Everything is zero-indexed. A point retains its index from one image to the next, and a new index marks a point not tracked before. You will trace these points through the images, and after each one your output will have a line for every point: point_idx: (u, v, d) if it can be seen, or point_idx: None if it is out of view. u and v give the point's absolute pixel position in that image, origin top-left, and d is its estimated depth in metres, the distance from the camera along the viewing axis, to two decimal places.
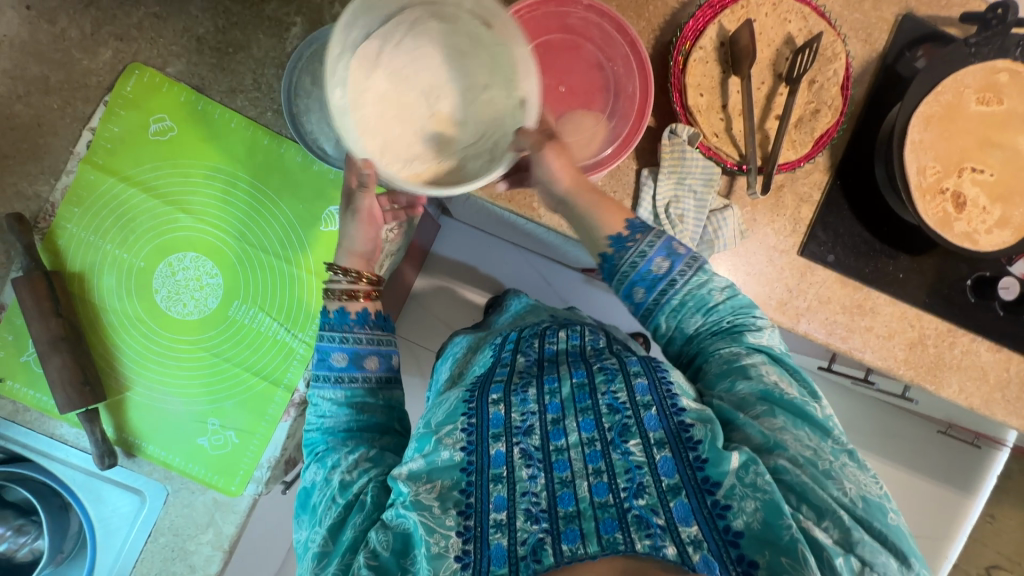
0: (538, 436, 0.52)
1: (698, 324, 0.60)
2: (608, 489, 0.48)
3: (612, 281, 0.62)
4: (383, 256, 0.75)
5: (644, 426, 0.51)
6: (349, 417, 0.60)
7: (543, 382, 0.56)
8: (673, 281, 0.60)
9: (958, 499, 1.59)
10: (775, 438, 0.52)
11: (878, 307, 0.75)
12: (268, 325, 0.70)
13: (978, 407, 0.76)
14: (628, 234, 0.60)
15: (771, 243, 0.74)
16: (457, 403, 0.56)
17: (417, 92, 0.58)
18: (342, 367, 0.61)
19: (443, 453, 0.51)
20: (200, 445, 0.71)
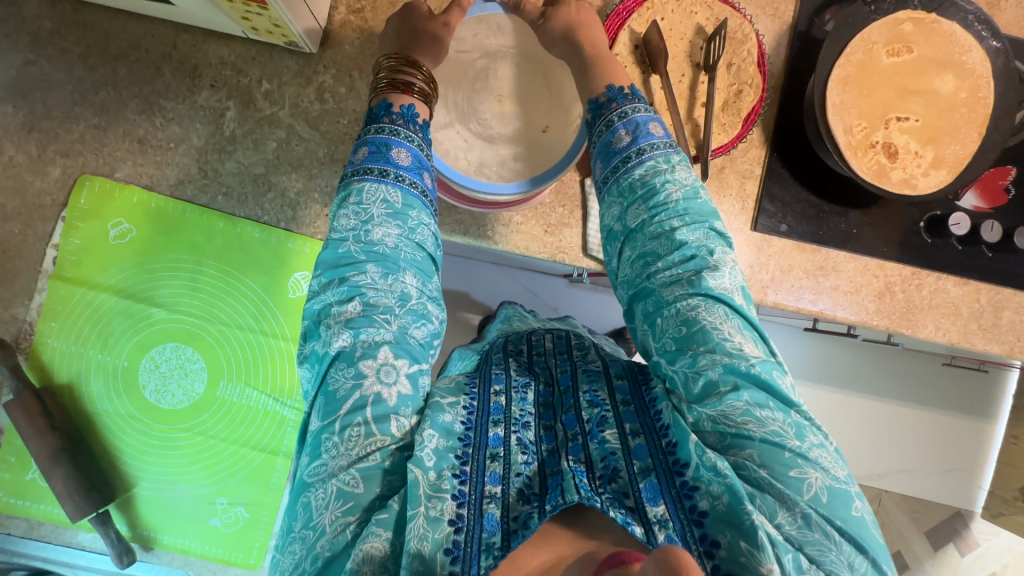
0: (533, 429, 0.53)
1: (643, 218, 0.59)
2: (586, 474, 0.49)
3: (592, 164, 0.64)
4: None
5: (621, 418, 0.53)
6: (396, 233, 0.57)
7: (535, 382, 0.58)
8: (629, 157, 0.60)
9: (977, 425, 1.61)
10: (746, 435, 0.48)
11: (840, 265, 0.77)
12: (256, 398, 0.74)
13: (958, 341, 0.78)
14: (605, 100, 0.63)
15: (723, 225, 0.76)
16: (460, 383, 0.58)
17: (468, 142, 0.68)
18: (404, 166, 0.59)
19: (446, 417, 0.52)
20: (212, 525, 0.76)
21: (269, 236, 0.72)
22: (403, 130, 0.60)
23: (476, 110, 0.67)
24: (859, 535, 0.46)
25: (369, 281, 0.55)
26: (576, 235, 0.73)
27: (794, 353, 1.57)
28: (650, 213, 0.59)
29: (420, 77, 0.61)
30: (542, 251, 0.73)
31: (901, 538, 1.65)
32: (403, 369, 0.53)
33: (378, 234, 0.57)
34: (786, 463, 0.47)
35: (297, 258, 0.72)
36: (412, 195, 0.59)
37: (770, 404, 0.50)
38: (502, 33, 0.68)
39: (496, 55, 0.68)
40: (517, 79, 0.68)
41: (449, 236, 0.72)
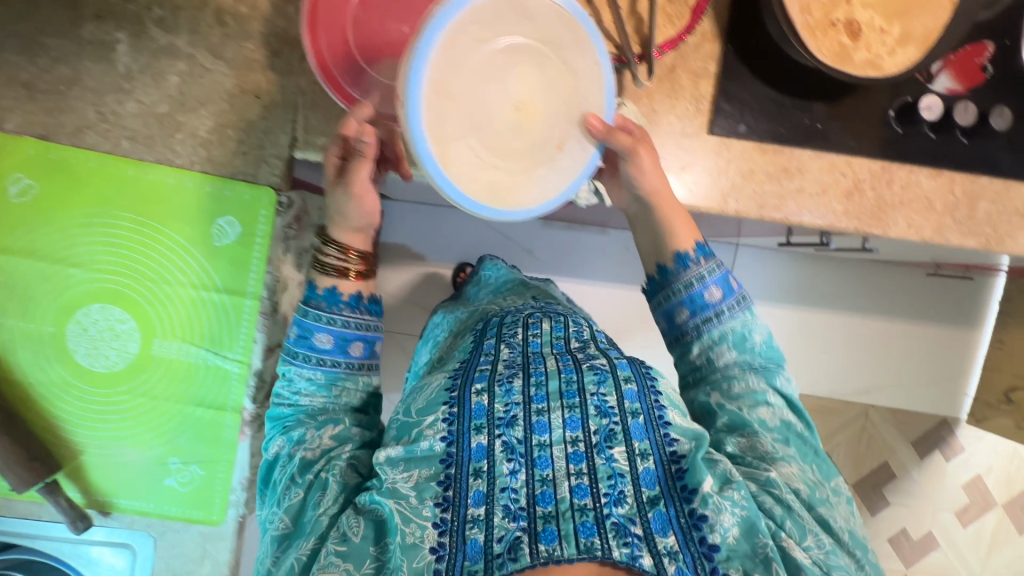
0: (520, 428, 0.54)
1: (735, 308, 0.63)
2: (588, 492, 0.51)
3: (660, 294, 0.66)
4: (291, 252, 0.72)
5: (630, 434, 0.55)
6: (324, 400, 0.63)
7: (529, 375, 0.59)
8: (722, 312, 0.63)
9: (963, 333, 1.62)
10: (780, 463, 0.57)
11: (805, 166, 0.71)
12: (194, 354, 0.69)
13: (930, 238, 0.74)
14: (693, 255, 0.65)
15: (678, 130, 0.70)
16: (440, 391, 0.59)
17: (487, 105, 0.51)
18: (324, 348, 0.62)
19: (422, 444, 0.55)
20: (169, 485, 0.73)
21: (184, 182, 0.66)
22: (325, 313, 0.63)
23: (491, 119, 0.52)
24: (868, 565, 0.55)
25: (308, 398, 0.63)
26: None
27: (772, 277, 1.58)
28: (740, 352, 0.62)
29: (349, 265, 0.63)
30: None
31: (889, 449, 1.67)
32: (327, 436, 0.60)
33: (305, 398, 0.63)
34: (812, 501, 0.55)
35: (216, 201, 0.66)
36: (339, 372, 0.63)
37: (807, 463, 0.58)
38: (536, 20, 0.51)
39: (525, 51, 0.51)
40: (543, 85, 0.53)
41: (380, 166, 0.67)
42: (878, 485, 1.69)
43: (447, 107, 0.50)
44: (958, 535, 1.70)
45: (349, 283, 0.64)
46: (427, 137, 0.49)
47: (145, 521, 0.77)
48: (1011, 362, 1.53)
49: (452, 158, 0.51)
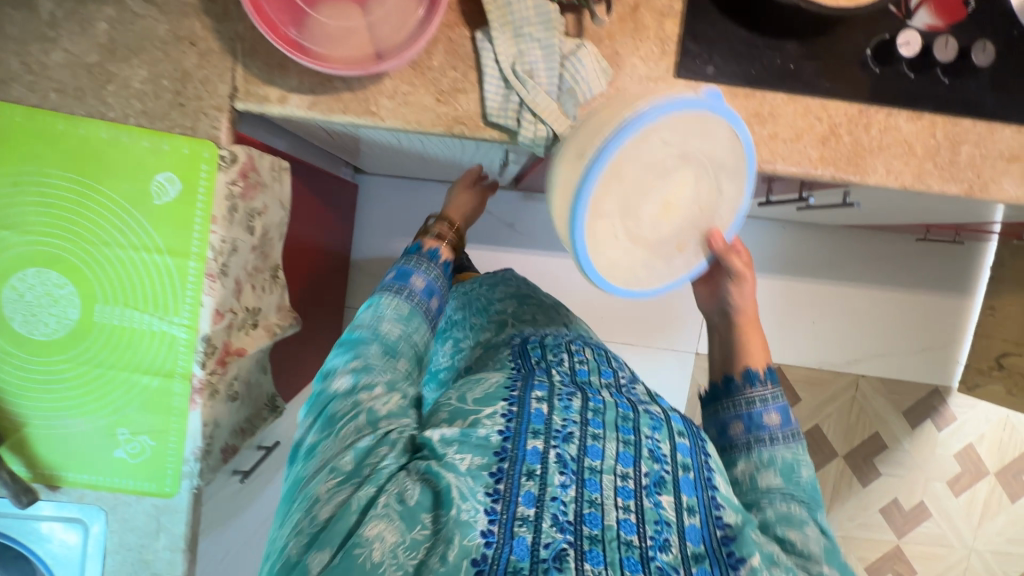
0: (574, 446, 0.58)
1: (772, 437, 0.69)
2: (635, 530, 0.53)
3: (723, 402, 0.74)
4: (241, 209, 0.68)
5: (678, 487, 0.58)
6: (400, 331, 0.75)
7: (587, 401, 0.63)
8: (774, 437, 0.69)
9: (954, 300, 1.60)
10: (825, 565, 0.57)
11: (778, 110, 0.68)
12: (138, 318, 0.64)
13: (911, 185, 0.71)
14: (763, 377, 0.73)
15: (643, 73, 0.66)
16: (499, 389, 0.63)
17: (644, 196, 0.59)
18: (420, 288, 0.84)
19: (480, 430, 0.57)
20: (118, 458, 0.66)
21: (118, 135, 0.61)
22: (421, 263, 0.87)
23: (641, 213, 0.60)
24: None
25: (370, 356, 0.68)
26: (473, 101, 0.64)
27: (760, 247, 1.55)
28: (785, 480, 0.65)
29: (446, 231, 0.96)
30: (436, 124, 0.64)
31: (879, 420, 1.65)
32: (393, 398, 0.63)
33: (386, 326, 0.74)
34: None
35: (155, 156, 0.62)
36: (417, 309, 0.81)
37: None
38: (711, 136, 0.58)
39: (692, 160, 0.59)
40: (692, 194, 0.61)
41: (328, 116, 0.63)
42: (869, 456, 1.67)
43: (609, 201, 0.58)
44: (949, 504, 1.69)
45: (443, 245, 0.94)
46: (583, 226, 0.57)
47: (95, 494, 0.67)
48: (1002, 328, 1.51)
49: (598, 237, 0.59)
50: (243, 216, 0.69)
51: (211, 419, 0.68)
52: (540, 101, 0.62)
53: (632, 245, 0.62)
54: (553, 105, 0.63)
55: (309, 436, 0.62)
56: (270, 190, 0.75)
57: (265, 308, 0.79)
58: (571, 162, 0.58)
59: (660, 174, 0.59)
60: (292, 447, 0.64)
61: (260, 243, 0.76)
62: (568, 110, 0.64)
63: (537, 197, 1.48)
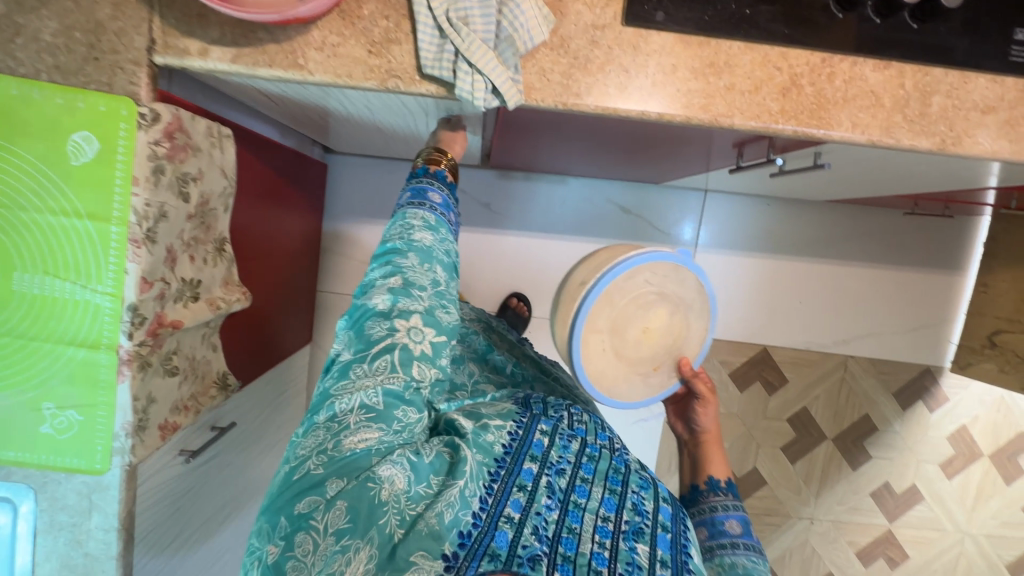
0: (564, 480, 0.62)
1: (732, 534, 0.67)
2: (607, 562, 0.54)
3: (691, 510, 0.73)
4: (171, 172, 0.64)
5: (655, 540, 0.58)
6: (431, 239, 0.66)
7: (586, 447, 0.68)
8: (735, 543, 0.66)
9: (945, 278, 1.55)
10: None
11: (734, 60, 0.64)
12: (59, 286, 0.61)
13: (879, 139, 0.66)
14: (724, 486, 0.74)
15: (589, 22, 0.62)
16: (510, 411, 0.68)
17: (632, 321, 0.77)
18: (438, 203, 0.70)
19: (489, 436, 0.61)
20: (44, 434, 0.63)
21: (28, 92, 0.58)
22: (431, 182, 0.72)
23: (627, 332, 0.78)
24: None
25: (409, 264, 0.63)
26: (406, 52, 0.60)
27: (745, 225, 1.51)
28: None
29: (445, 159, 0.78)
30: (369, 77, 0.60)
31: (869, 401, 1.61)
32: (429, 334, 0.60)
33: (417, 235, 0.65)
34: None
35: (70, 113, 0.58)
36: (444, 222, 0.69)
37: None
38: (683, 284, 0.78)
39: (667, 297, 0.78)
40: (667, 322, 0.80)
41: (254, 70, 0.59)
42: (859, 439, 1.63)
43: (603, 314, 0.75)
44: (941, 487, 1.65)
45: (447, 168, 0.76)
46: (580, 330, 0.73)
47: (23, 471, 0.64)
48: (994, 305, 1.46)
49: (592, 347, 0.75)
50: (176, 181, 0.66)
51: (141, 393, 0.65)
52: (475, 50, 0.59)
53: (619, 352, 0.78)
54: (490, 55, 0.59)
55: (341, 348, 0.62)
56: (207, 156, 0.72)
57: (207, 281, 0.76)
58: (575, 291, 0.74)
59: (647, 330, 0.78)
60: (329, 358, 0.63)
61: (201, 212, 0.73)
62: (508, 60, 0.60)
63: (513, 176, 1.44)
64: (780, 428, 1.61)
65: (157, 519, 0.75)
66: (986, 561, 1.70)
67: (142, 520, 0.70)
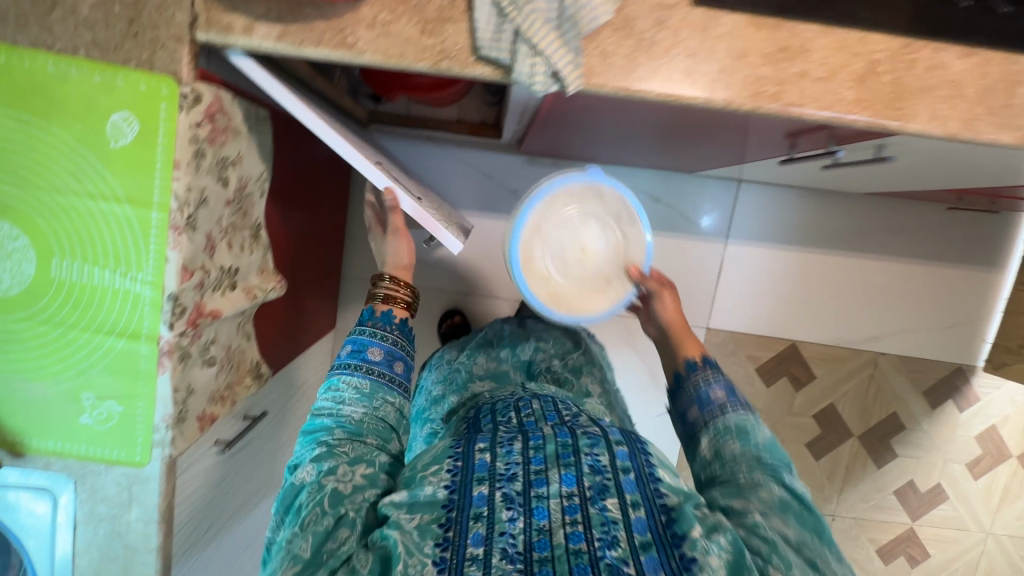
0: (519, 481, 0.54)
1: (723, 400, 0.68)
2: (583, 537, 0.50)
3: (676, 395, 0.74)
4: (211, 156, 0.62)
5: (621, 488, 0.56)
6: (364, 411, 0.62)
7: (529, 437, 0.60)
8: (724, 405, 0.67)
9: (983, 274, 1.51)
10: (769, 516, 0.56)
11: (808, 45, 0.60)
12: (98, 274, 0.59)
13: (959, 132, 0.62)
14: (700, 363, 0.74)
15: (656, 1, 0.58)
16: (444, 448, 0.60)
17: (568, 241, 0.78)
18: (375, 359, 0.66)
19: (426, 488, 0.54)
20: (83, 425, 0.62)
21: (66, 69, 0.55)
22: (378, 329, 0.69)
23: (566, 253, 0.79)
24: None
25: (337, 440, 0.59)
26: (461, 31, 0.57)
27: (778, 216, 1.47)
28: (743, 446, 0.63)
29: (402, 292, 0.72)
30: (422, 58, 0.57)
31: (897, 399, 1.58)
32: (359, 471, 0.57)
33: (347, 408, 0.62)
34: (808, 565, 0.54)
35: (109, 93, 0.56)
36: (382, 382, 0.65)
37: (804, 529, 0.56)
38: (603, 198, 0.79)
39: (593, 215, 0.79)
40: (602, 238, 0.80)
41: (300, 48, 0.56)
42: (885, 436, 1.60)
43: (537, 233, 0.77)
44: (967, 487, 1.63)
45: (400, 309, 0.72)
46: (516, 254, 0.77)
47: (62, 462, 0.63)
48: None
49: (535, 271, 0.77)
50: (215, 165, 0.63)
51: (182, 384, 0.63)
52: (538, 30, 0.55)
53: (562, 274, 0.79)
54: (553, 36, 0.55)
55: (280, 531, 0.56)
56: (246, 140, 0.69)
57: (244, 269, 0.74)
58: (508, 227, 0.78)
59: (585, 245, 0.79)
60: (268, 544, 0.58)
61: (239, 198, 0.70)
62: (571, 41, 0.56)
63: (540, 161, 1.40)
64: (805, 424, 1.58)
65: (198, 505, 0.75)
66: (1008, 560, 1.68)
67: (181, 512, 0.69)
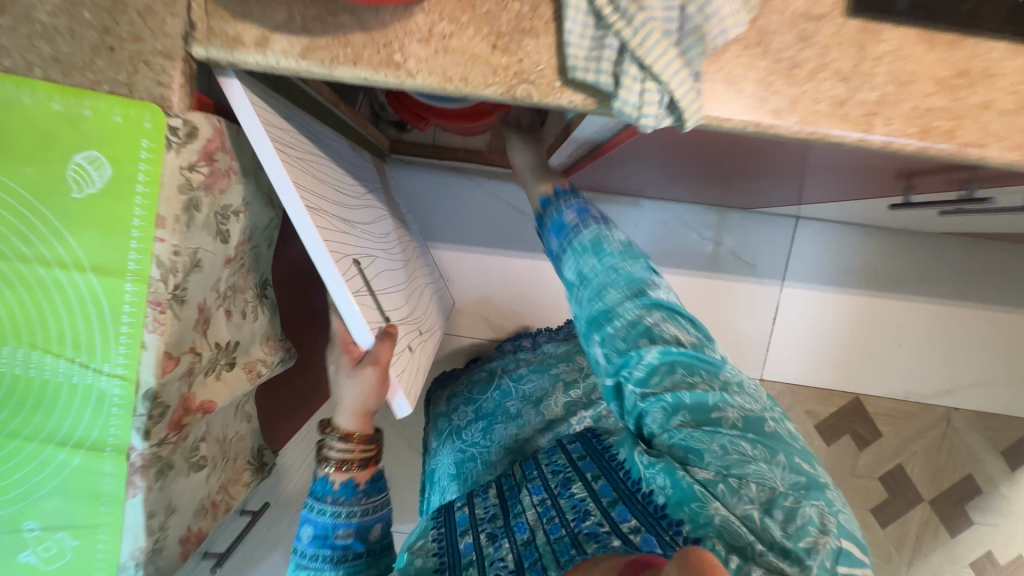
0: (500, 517, 0.53)
1: (589, 231, 0.55)
2: (562, 526, 0.48)
3: (540, 236, 0.63)
4: (206, 207, 0.47)
5: (583, 471, 0.53)
6: None
7: (501, 483, 0.59)
8: (577, 225, 0.57)
9: None
10: (678, 404, 0.48)
11: (995, 67, 0.45)
12: (51, 365, 0.44)
13: None
14: (557, 195, 0.62)
15: (801, 8, 0.44)
16: (427, 522, 0.56)
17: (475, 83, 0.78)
18: (343, 544, 0.50)
19: (416, 560, 0.50)
20: (26, 564, 0.46)
21: (15, 94, 0.40)
22: (338, 505, 0.52)
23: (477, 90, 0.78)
24: (784, 450, 0.46)
25: None
26: (545, 48, 0.43)
27: (841, 256, 1.33)
28: (600, 258, 0.54)
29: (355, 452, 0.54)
30: (490, 83, 0.43)
31: (971, 460, 1.41)
32: None
33: None
34: (711, 420, 0.47)
35: (72, 125, 0.41)
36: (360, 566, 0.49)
37: (701, 375, 0.48)
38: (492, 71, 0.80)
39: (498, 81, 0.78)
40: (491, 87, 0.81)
41: (331, 68, 0.41)
42: (959, 502, 1.41)
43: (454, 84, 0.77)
44: None
45: (356, 472, 0.53)
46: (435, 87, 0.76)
47: None
48: None
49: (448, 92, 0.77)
50: (212, 218, 0.48)
51: (159, 506, 0.48)
52: (652, 46, 0.40)
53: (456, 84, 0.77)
54: (672, 54, 0.41)
55: None
56: (254, 182, 0.54)
57: (246, 340, 0.59)
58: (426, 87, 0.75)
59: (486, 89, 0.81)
60: None
61: (242, 252, 0.56)
62: (693, 60, 0.42)
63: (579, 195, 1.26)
64: (870, 486, 1.40)
65: None
66: None
67: None
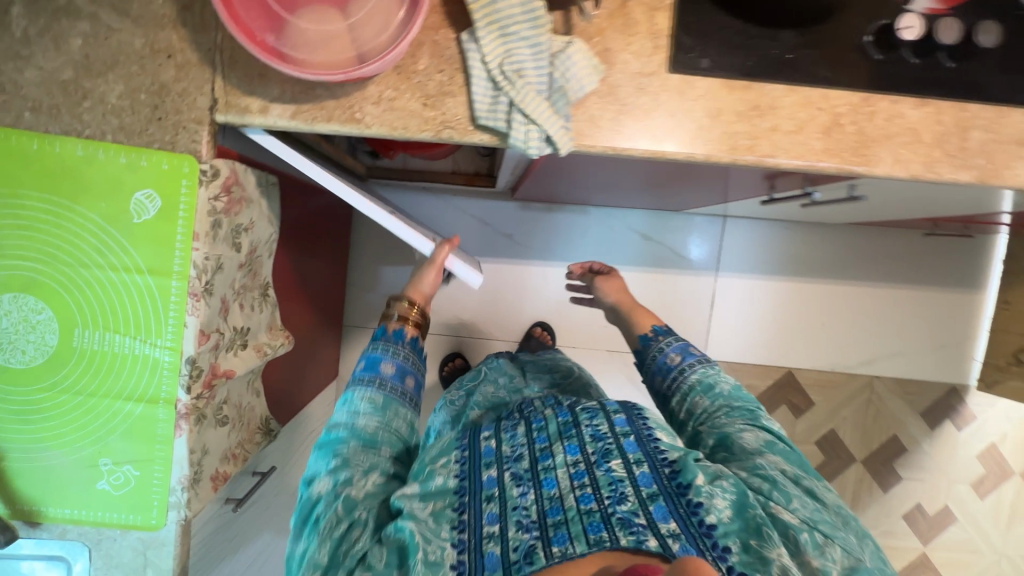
0: (526, 461, 0.59)
1: (704, 372, 0.71)
2: (593, 498, 0.54)
3: (648, 355, 0.78)
4: (225, 224, 0.65)
5: (624, 449, 0.58)
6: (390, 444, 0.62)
7: (531, 422, 0.65)
8: (684, 368, 0.72)
9: (965, 295, 1.56)
10: (762, 456, 0.60)
11: (777, 102, 0.65)
12: (119, 342, 0.62)
13: (922, 174, 0.66)
14: (655, 334, 0.80)
15: (636, 70, 0.64)
16: (451, 442, 0.64)
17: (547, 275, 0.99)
18: (387, 373, 0.67)
19: (436, 479, 0.57)
20: (101, 490, 0.63)
21: (95, 152, 0.59)
22: (390, 347, 0.70)
23: None
24: (854, 530, 0.56)
25: (354, 476, 0.58)
26: (460, 104, 0.62)
27: (766, 248, 1.53)
28: (712, 399, 0.69)
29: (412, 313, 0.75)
30: (424, 129, 0.62)
31: (896, 422, 1.59)
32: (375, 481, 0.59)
33: (362, 420, 0.62)
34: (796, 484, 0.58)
35: (133, 172, 0.60)
36: (393, 398, 0.66)
37: (803, 474, 0.60)
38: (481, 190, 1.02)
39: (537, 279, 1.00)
40: None
41: (313, 123, 0.60)
42: (888, 459, 1.59)
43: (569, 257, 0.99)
44: (976, 509, 1.60)
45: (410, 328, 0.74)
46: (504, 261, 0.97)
47: (77, 530, 0.64)
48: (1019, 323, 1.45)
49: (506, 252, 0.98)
50: (229, 232, 0.66)
51: (198, 446, 0.65)
52: (530, 101, 0.59)
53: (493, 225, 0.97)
54: (545, 105, 0.60)
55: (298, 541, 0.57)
56: (257, 207, 0.73)
57: (254, 327, 0.77)
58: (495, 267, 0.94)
59: None
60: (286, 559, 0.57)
61: (250, 260, 0.73)
62: (561, 108, 0.62)
63: (534, 207, 1.45)
64: (809, 451, 1.58)
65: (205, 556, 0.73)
66: None
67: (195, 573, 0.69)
